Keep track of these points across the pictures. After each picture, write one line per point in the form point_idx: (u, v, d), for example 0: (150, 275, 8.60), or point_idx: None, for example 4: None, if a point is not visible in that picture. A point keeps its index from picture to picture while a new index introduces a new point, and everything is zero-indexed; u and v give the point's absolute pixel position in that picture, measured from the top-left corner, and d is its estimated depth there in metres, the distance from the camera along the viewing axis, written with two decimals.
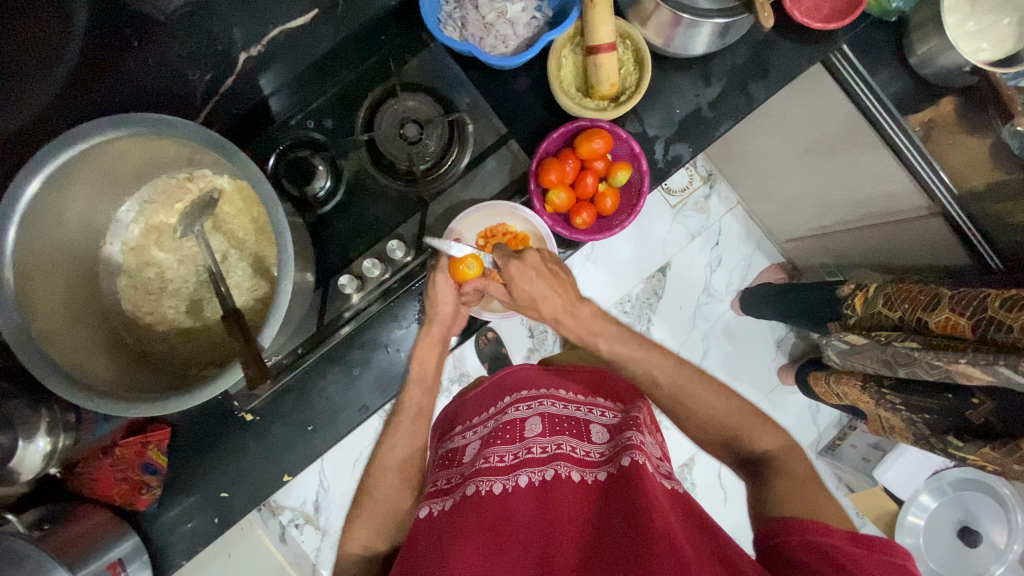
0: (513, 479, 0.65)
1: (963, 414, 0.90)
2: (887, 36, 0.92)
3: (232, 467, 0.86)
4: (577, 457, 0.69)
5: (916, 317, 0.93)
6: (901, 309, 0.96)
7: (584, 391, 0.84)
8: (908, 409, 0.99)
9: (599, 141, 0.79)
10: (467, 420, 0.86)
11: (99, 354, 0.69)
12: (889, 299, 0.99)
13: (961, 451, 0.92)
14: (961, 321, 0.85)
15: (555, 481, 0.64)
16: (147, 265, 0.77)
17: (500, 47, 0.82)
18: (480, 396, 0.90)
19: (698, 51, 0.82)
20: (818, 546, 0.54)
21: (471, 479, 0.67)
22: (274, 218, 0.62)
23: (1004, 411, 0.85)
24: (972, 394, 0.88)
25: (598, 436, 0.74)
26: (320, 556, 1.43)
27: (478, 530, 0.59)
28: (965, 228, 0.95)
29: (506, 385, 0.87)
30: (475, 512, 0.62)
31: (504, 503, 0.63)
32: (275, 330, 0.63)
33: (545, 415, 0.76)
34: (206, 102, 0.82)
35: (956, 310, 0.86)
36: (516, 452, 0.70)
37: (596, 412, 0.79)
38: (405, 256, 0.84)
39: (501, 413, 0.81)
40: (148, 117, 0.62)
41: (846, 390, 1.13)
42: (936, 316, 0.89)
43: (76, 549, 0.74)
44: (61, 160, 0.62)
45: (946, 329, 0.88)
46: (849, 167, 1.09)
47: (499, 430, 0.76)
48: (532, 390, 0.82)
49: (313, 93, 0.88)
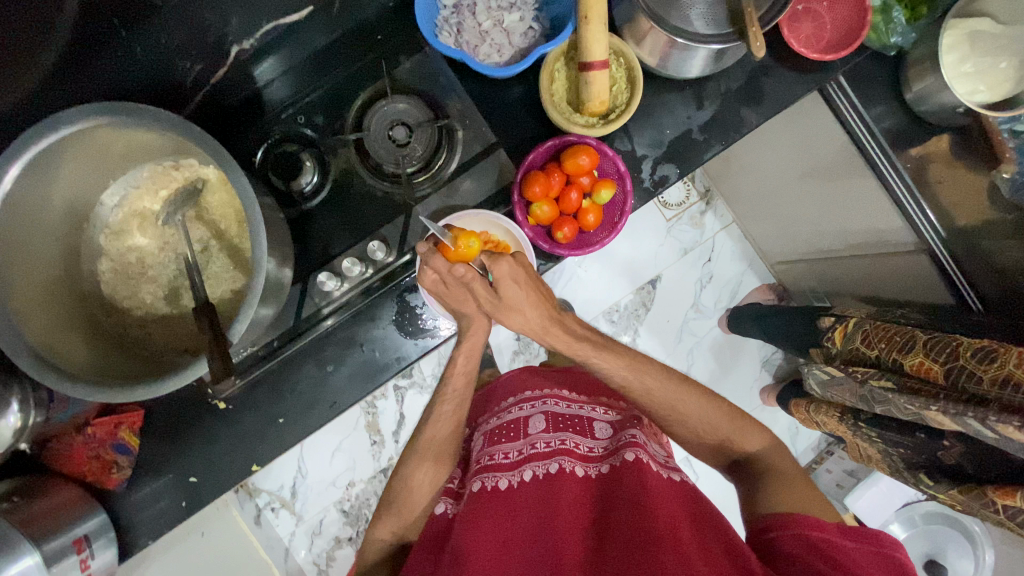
0: (519, 474, 0.71)
1: (935, 453, 0.90)
2: (884, 70, 0.92)
3: (203, 453, 0.87)
4: (580, 453, 0.73)
5: (891, 357, 0.93)
6: (877, 349, 0.97)
7: (586, 392, 0.89)
8: (883, 441, 0.99)
9: (585, 157, 0.80)
10: (478, 422, 0.93)
11: (73, 336, 0.70)
12: (866, 337, 1.00)
13: (932, 489, 0.94)
14: (934, 366, 0.85)
15: (558, 475, 0.69)
16: (128, 250, 0.78)
17: (494, 55, 0.82)
18: (493, 393, 0.96)
19: (692, 74, 0.82)
20: (812, 539, 0.56)
21: (479, 476, 0.73)
22: (251, 216, 0.64)
23: (974, 454, 0.84)
24: (943, 435, 0.88)
25: (599, 433, 0.78)
26: (294, 541, 1.45)
27: (489, 520, 0.64)
28: (950, 272, 0.95)
29: (512, 387, 0.93)
30: (485, 504, 0.67)
31: (512, 496, 0.68)
32: (243, 327, 0.64)
33: (548, 414, 0.81)
34: (196, 91, 0.84)
35: (929, 355, 0.87)
36: (521, 448, 0.75)
37: (598, 411, 0.84)
38: (386, 256, 0.85)
39: (504, 412, 0.86)
40: (129, 106, 0.63)
41: (825, 419, 1.14)
42: (909, 358, 0.89)
43: (41, 525, 0.73)
44: (43, 146, 0.62)
45: (921, 371, 0.88)
46: (843, 196, 1.09)
47: (503, 429, 0.81)
48: (535, 390, 0.88)
49: (307, 89, 0.89)
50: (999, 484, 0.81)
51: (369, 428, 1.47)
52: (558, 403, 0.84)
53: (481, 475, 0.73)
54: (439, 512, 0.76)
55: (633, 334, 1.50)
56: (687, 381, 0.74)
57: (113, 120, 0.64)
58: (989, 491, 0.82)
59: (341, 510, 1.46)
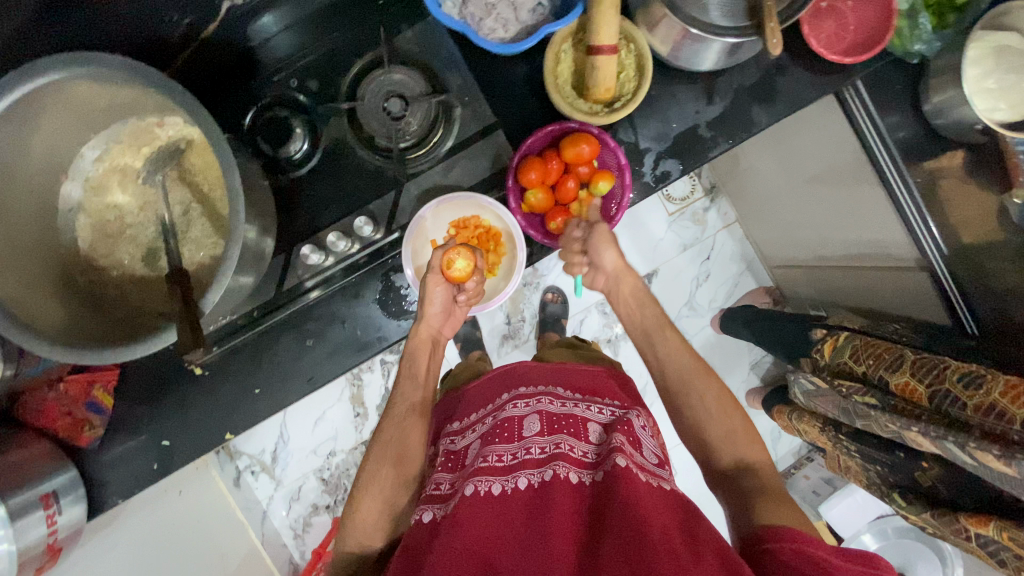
0: (512, 481, 0.67)
1: (911, 473, 0.90)
2: (904, 79, 0.89)
3: (177, 417, 0.86)
4: (575, 457, 0.70)
5: (878, 374, 0.92)
6: (865, 364, 0.95)
7: (582, 388, 0.86)
8: (862, 456, 0.98)
9: (585, 145, 0.78)
10: (465, 418, 0.87)
11: (44, 292, 0.68)
12: (855, 352, 0.98)
13: (903, 510, 0.94)
14: (919, 387, 0.85)
15: (553, 483, 0.65)
16: (108, 207, 0.76)
17: (499, 30, 0.78)
18: (469, 394, 0.92)
19: (704, 66, 0.78)
20: (811, 555, 0.51)
21: (471, 479, 0.68)
22: (230, 182, 0.61)
23: (950, 477, 0.85)
24: (921, 456, 0.88)
25: (594, 435, 0.75)
26: (273, 504, 1.46)
27: (480, 531, 0.60)
28: (951, 295, 0.93)
29: (507, 380, 0.88)
30: (476, 511, 0.63)
31: (505, 504, 0.64)
32: (216, 297, 0.62)
33: (543, 414, 0.77)
34: (184, 46, 0.80)
35: (916, 375, 0.86)
36: (516, 452, 0.72)
37: (593, 409, 0.81)
38: (373, 233, 0.83)
39: (499, 409, 0.82)
40: (108, 58, 0.60)
41: (806, 428, 1.13)
42: (895, 377, 0.88)
43: (10, 478, 0.71)
44: (18, 94, 0.59)
45: (905, 392, 0.87)
46: (850, 205, 1.06)
47: (496, 428, 0.77)
48: (530, 387, 0.84)
49: (304, 50, 0.85)
50: (971, 511, 0.82)
51: (354, 400, 1.47)
52: (553, 400, 0.80)
53: (471, 479, 0.68)
54: (424, 518, 0.66)
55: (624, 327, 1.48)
56: (668, 385, 0.72)
57: (93, 72, 0.61)
58: (961, 517, 0.83)
59: (321, 479, 1.46)
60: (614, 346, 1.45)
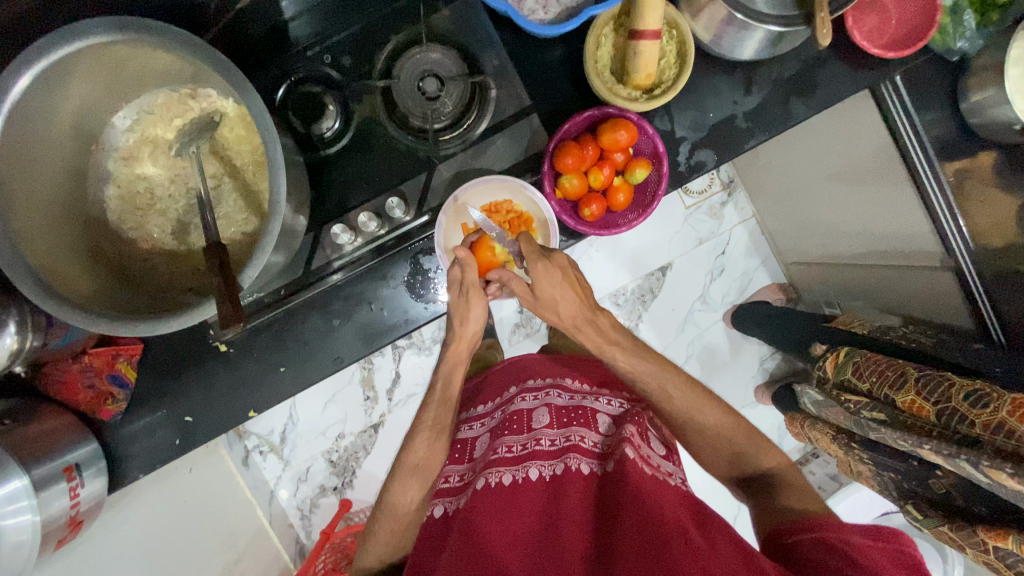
0: (522, 471, 0.67)
1: (925, 480, 0.89)
2: (942, 76, 0.88)
3: (200, 394, 0.85)
4: (585, 448, 0.69)
5: (883, 392, 0.91)
6: (869, 382, 0.95)
7: (590, 381, 0.86)
8: (874, 464, 0.98)
9: (623, 132, 0.77)
10: (474, 409, 0.89)
11: (75, 262, 0.67)
12: (858, 368, 0.98)
13: (918, 522, 0.93)
14: (926, 406, 0.84)
15: (565, 476, 0.65)
16: (138, 178, 0.75)
17: (539, 12, 0.76)
18: (488, 380, 0.94)
19: (745, 56, 0.77)
20: (826, 542, 0.55)
21: (483, 472, 0.68)
22: (271, 157, 0.60)
23: (966, 487, 0.83)
24: (936, 466, 0.86)
25: (604, 426, 0.74)
26: (279, 484, 1.46)
27: (495, 524, 0.60)
28: (976, 296, 0.91)
29: (515, 372, 0.91)
30: (488, 504, 0.63)
31: (514, 496, 0.64)
32: (255, 273, 0.62)
33: (552, 407, 0.77)
34: (218, 18, 0.78)
35: (922, 393, 0.85)
36: (525, 443, 0.71)
37: (602, 401, 0.80)
38: (403, 215, 0.83)
39: (508, 402, 0.83)
40: (147, 22, 0.59)
41: (817, 436, 1.11)
42: (901, 396, 0.88)
43: (36, 449, 0.71)
44: (57, 57, 0.58)
45: (911, 409, 0.87)
46: (873, 202, 1.05)
47: (506, 421, 0.77)
48: (539, 379, 0.84)
49: (338, 25, 0.83)
50: (991, 526, 0.80)
51: (364, 383, 1.46)
52: (562, 394, 0.80)
53: (483, 472, 0.68)
54: (437, 512, 0.69)
55: (636, 320, 1.48)
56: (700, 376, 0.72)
57: (133, 37, 0.60)
58: (980, 531, 0.80)
59: (329, 460, 1.46)
60: None
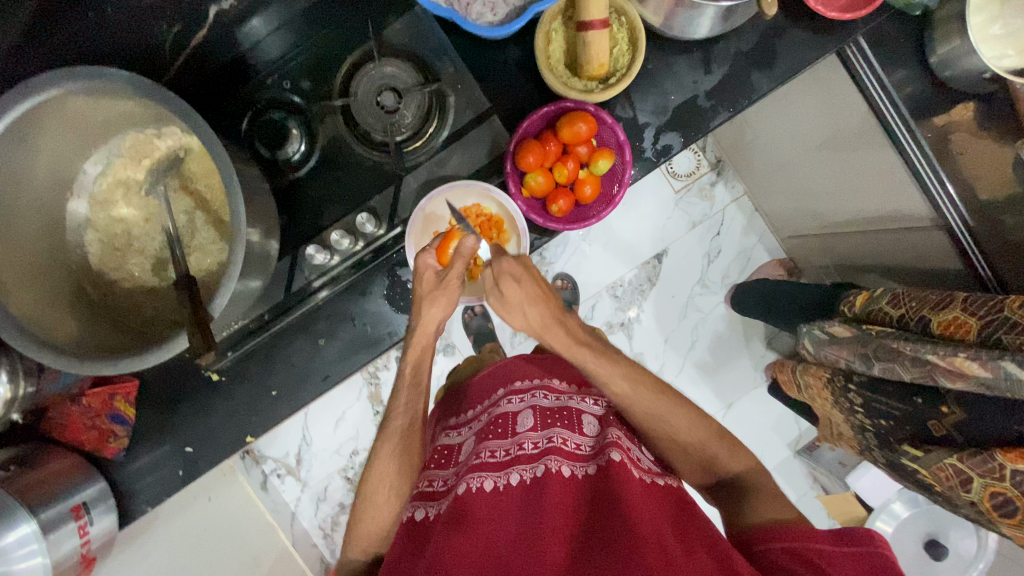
0: (505, 477, 0.63)
1: (926, 423, 0.82)
2: (909, 30, 0.85)
3: (199, 424, 0.87)
4: (568, 450, 0.65)
5: (919, 315, 0.85)
6: (905, 308, 0.89)
7: (578, 380, 0.82)
8: (865, 411, 0.92)
9: (582, 124, 0.77)
10: (462, 414, 0.86)
11: (61, 309, 0.69)
12: (896, 298, 0.91)
13: (916, 462, 0.84)
14: (970, 320, 0.78)
15: (545, 477, 0.61)
16: (114, 222, 0.77)
17: (487, 15, 0.73)
18: (477, 385, 0.90)
19: (699, 34, 0.76)
20: (803, 553, 0.49)
21: (465, 477, 0.64)
22: (227, 180, 0.61)
23: (971, 420, 0.76)
24: (941, 402, 0.80)
25: (589, 427, 0.71)
26: (300, 507, 1.47)
27: (474, 527, 0.56)
28: (970, 253, 0.88)
29: (500, 376, 0.87)
30: (468, 510, 0.59)
31: (494, 503, 0.60)
32: (225, 301, 0.63)
33: (537, 409, 0.74)
34: (176, 57, 0.81)
35: (968, 310, 0.79)
36: (508, 448, 0.67)
37: (587, 402, 0.76)
38: (376, 229, 0.83)
39: (493, 405, 0.79)
40: (94, 69, 0.60)
41: (812, 381, 1.07)
42: (939, 316, 0.82)
43: (39, 492, 0.72)
44: (16, 114, 0.60)
45: (949, 329, 0.80)
46: (860, 166, 1.03)
47: (491, 424, 0.74)
48: (525, 381, 0.81)
49: (294, 50, 0.85)
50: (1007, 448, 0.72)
51: (372, 398, 1.48)
52: (548, 395, 0.77)
53: (464, 478, 0.64)
54: (417, 516, 0.65)
55: (636, 309, 1.46)
56: None
57: (85, 86, 0.61)
58: (997, 454, 0.72)
59: (345, 478, 1.47)
60: (627, 330, 1.46)
